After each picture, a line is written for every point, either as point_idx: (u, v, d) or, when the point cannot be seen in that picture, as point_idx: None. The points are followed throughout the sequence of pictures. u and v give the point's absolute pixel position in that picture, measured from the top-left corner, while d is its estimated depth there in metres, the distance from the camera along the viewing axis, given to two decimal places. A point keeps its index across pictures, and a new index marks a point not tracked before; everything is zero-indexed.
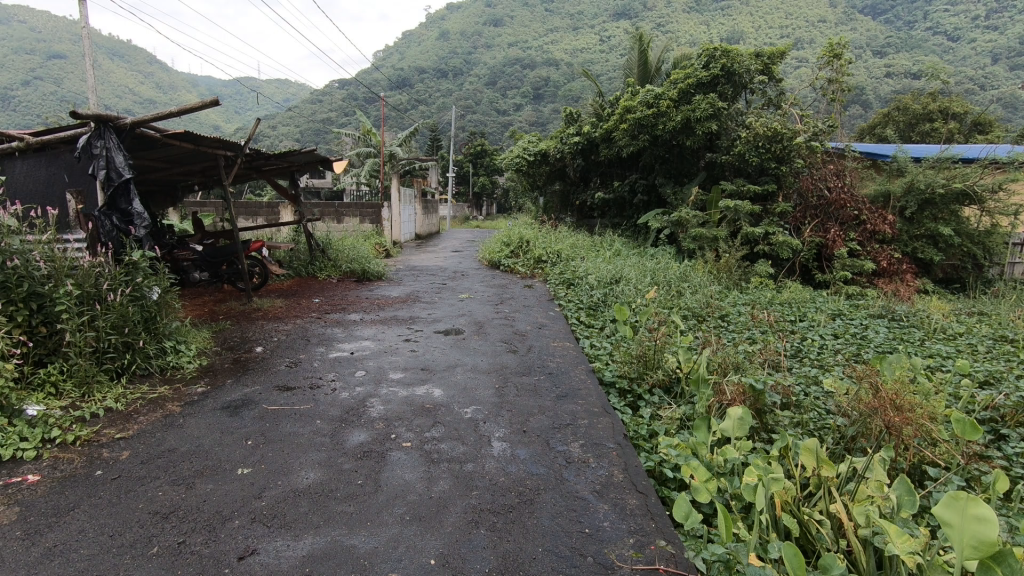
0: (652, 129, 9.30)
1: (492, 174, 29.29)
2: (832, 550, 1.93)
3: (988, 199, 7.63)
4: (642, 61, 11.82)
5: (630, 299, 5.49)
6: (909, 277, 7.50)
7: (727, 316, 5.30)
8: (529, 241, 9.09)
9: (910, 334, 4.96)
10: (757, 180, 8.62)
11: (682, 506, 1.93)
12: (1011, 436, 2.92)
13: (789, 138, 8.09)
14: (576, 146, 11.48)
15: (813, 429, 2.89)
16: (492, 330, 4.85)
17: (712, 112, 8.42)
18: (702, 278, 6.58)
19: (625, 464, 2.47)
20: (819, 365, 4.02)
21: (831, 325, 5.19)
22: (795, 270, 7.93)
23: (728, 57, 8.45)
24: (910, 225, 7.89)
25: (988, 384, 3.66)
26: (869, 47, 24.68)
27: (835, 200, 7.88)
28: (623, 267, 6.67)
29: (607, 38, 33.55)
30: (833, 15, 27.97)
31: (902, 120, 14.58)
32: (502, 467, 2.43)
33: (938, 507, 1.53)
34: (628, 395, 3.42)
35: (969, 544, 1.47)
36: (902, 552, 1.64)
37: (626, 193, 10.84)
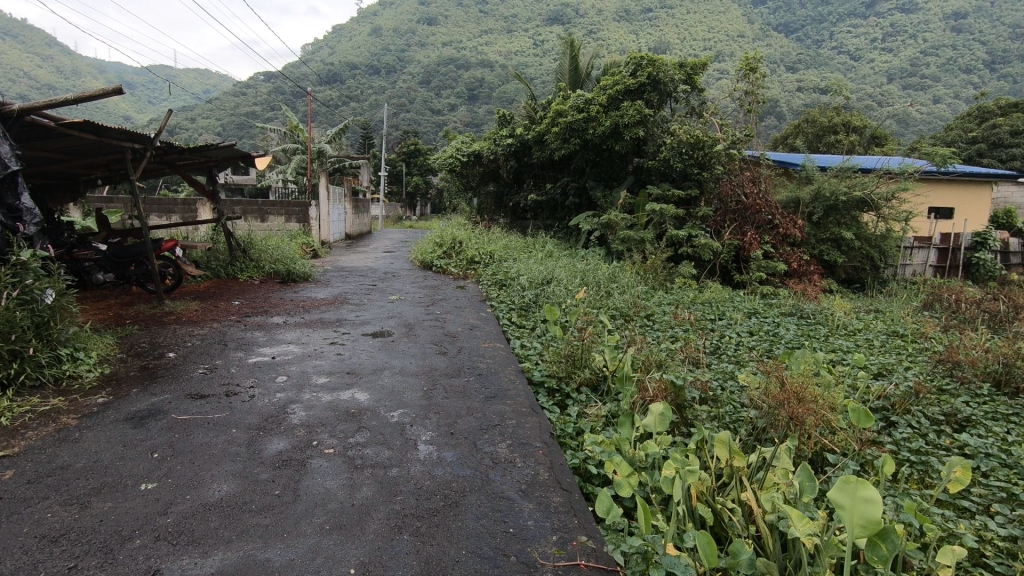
0: (583, 133, 9.51)
1: (425, 173, 28.96)
2: (743, 536, 2.04)
3: (883, 206, 8.33)
4: (572, 66, 12.07)
5: (560, 299, 5.60)
6: (816, 278, 8.08)
7: (652, 316, 5.50)
8: (462, 241, 9.08)
9: (816, 330, 5.33)
10: (681, 185, 9.00)
11: (604, 501, 1.97)
12: (899, 423, 3.21)
13: (709, 146, 8.61)
14: (508, 148, 11.55)
15: (729, 421, 3.05)
16: (423, 332, 4.81)
17: (639, 118, 8.79)
18: (630, 278, 6.79)
19: (551, 462, 2.51)
20: (735, 361, 4.26)
21: (747, 323, 5.50)
22: (715, 271, 8.32)
23: (654, 66, 8.86)
24: (817, 230, 8.50)
25: (881, 375, 3.99)
26: (782, 62, 26.38)
27: (751, 206, 8.34)
28: (554, 268, 6.77)
29: (540, 42, 34.16)
30: (750, 32, 29.85)
31: (811, 131, 15.69)
32: (428, 470, 2.40)
33: (833, 491, 1.66)
34: (557, 394, 3.49)
35: (859, 523, 1.61)
36: (802, 534, 1.77)
37: (558, 195, 11.02)
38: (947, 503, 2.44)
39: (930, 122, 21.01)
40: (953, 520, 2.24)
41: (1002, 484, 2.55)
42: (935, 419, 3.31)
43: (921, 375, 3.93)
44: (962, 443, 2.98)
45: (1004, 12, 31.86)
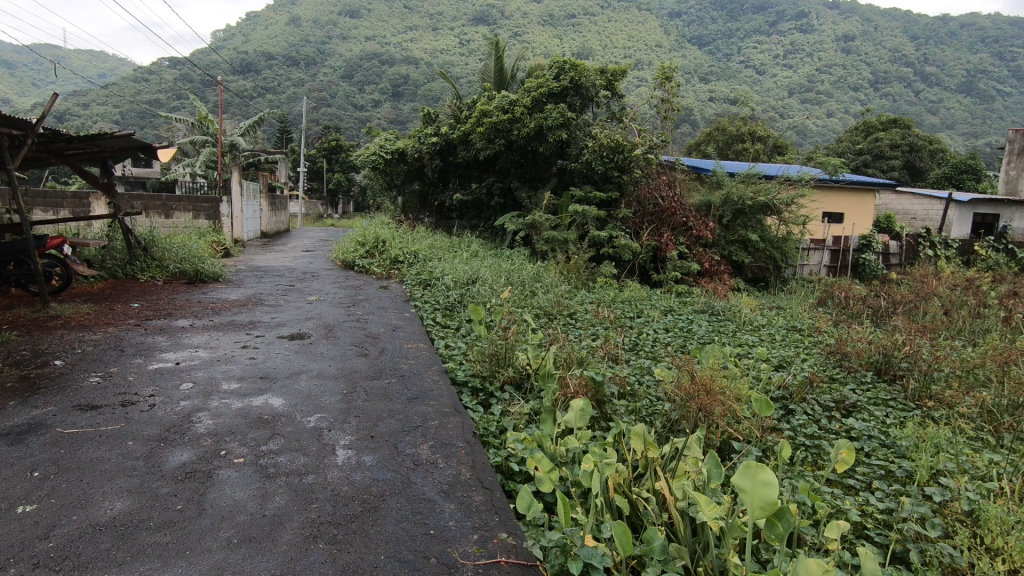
0: (508, 134, 9.59)
1: (348, 170, 28.08)
2: (656, 524, 2.14)
3: (784, 211, 9.00)
4: (497, 67, 12.14)
5: (484, 299, 5.62)
6: (725, 277, 8.59)
7: (574, 314, 5.64)
8: (385, 241, 8.88)
9: (725, 326, 5.68)
10: (603, 188, 9.27)
11: (525, 497, 1.99)
12: (796, 410, 3.48)
13: (629, 150, 8.94)
14: (433, 147, 11.42)
15: (645, 415, 3.18)
16: (343, 334, 4.66)
17: (562, 121, 9.03)
18: (554, 278, 6.91)
19: (473, 461, 2.51)
20: (652, 357, 4.45)
21: (663, 320, 5.76)
22: (634, 271, 8.63)
23: (576, 71, 9.14)
24: (727, 232, 9.04)
25: (781, 366, 4.31)
26: (696, 72, 27.83)
27: (667, 208, 8.72)
28: (479, 268, 6.77)
29: (465, 41, 34.11)
30: (667, 43, 31.31)
31: (721, 139, 16.67)
32: (346, 476, 2.33)
33: (736, 476, 1.77)
34: (480, 394, 3.50)
35: (759, 505, 1.73)
36: (709, 518, 1.88)
37: (483, 195, 11.02)
38: (836, 482, 2.67)
39: (824, 134, 22.93)
40: (840, 498, 2.45)
41: (880, 462, 2.83)
42: (826, 406, 3.61)
43: (815, 366, 4.28)
44: (850, 427, 3.27)
45: (884, 37, 35.40)
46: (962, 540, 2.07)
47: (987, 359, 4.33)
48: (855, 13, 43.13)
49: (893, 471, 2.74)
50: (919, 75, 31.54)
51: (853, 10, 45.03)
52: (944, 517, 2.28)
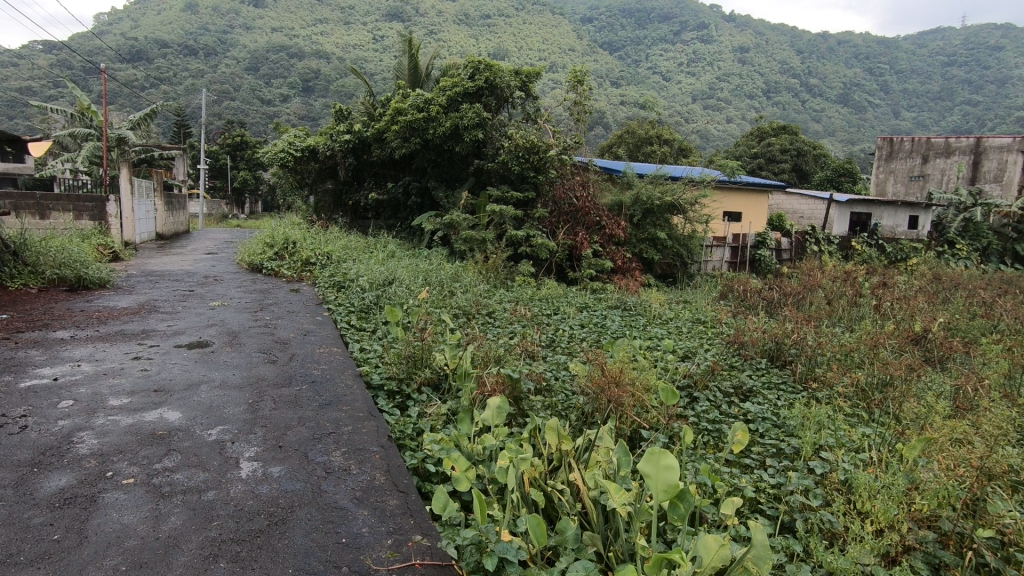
0: (423, 133, 9.48)
1: (254, 168, 26.54)
2: (571, 513, 2.21)
3: (689, 210, 9.55)
4: (412, 65, 11.98)
5: (401, 300, 5.53)
6: (637, 274, 8.97)
7: (493, 312, 5.68)
8: (296, 242, 8.48)
9: (636, 321, 5.95)
10: (519, 188, 9.39)
11: (440, 497, 2.02)
12: (700, 397, 3.70)
13: (544, 151, 9.14)
14: (346, 145, 11.06)
15: (560, 408, 3.25)
16: (249, 340, 4.41)
17: (478, 121, 9.13)
18: (472, 278, 6.90)
19: (388, 465, 2.47)
20: (568, 352, 4.57)
21: (578, 316, 5.93)
22: (552, 270, 8.80)
23: (491, 71, 9.28)
24: (637, 230, 9.46)
25: (687, 356, 4.57)
26: (608, 76, 28.82)
27: (581, 208, 9.05)
28: (395, 269, 6.65)
29: (379, 37, 33.39)
30: (579, 48, 32.26)
31: (631, 141, 17.41)
32: (251, 489, 2.21)
33: (642, 463, 1.90)
34: (397, 396, 3.44)
35: (662, 488, 1.86)
36: (619, 504, 1.97)
37: (399, 194, 10.80)
38: (734, 462, 2.88)
39: (724, 138, 24.54)
40: (738, 476, 2.64)
41: (772, 441, 3.07)
42: (726, 392, 3.88)
43: (717, 355, 4.57)
44: (746, 411, 3.53)
45: (774, 50, 38.45)
46: (839, 507, 2.29)
47: (860, 343, 4.83)
48: (748, 26, 46.50)
49: (782, 448, 2.98)
50: (805, 86, 34.49)
51: (746, 23, 48.56)
52: (825, 487, 2.51)
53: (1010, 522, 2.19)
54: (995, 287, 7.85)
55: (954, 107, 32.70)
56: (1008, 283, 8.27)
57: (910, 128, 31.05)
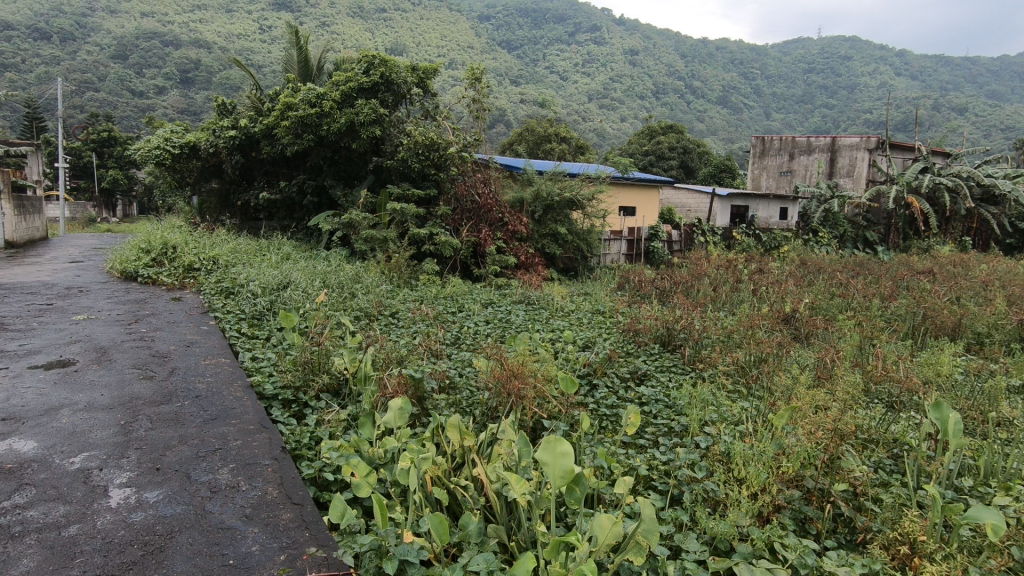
0: (317, 129, 9.09)
1: (126, 167, 24.02)
2: (474, 508, 2.23)
3: (587, 205, 9.92)
4: (302, 58, 11.43)
5: (297, 304, 5.26)
6: (540, 268, 9.17)
7: (396, 313, 5.57)
8: (176, 246, 7.80)
9: (540, 315, 6.09)
10: (420, 185, 9.27)
11: (337, 506, 1.95)
12: (599, 384, 3.86)
13: (443, 148, 9.09)
14: (231, 141, 10.31)
15: (465, 405, 3.25)
16: (122, 356, 4.01)
17: (375, 117, 8.90)
18: (373, 278, 6.72)
19: (281, 478, 2.35)
20: (472, 349, 4.59)
21: (483, 313, 5.97)
22: (456, 267, 8.76)
23: (386, 67, 9.14)
24: (539, 226, 9.67)
25: (587, 346, 4.75)
26: (507, 74, 29.16)
27: (483, 205, 9.11)
28: (290, 272, 6.30)
29: (266, 27, 31.50)
30: (477, 46, 32.39)
31: (531, 139, 17.72)
32: (123, 518, 2.02)
33: (539, 452, 1.96)
34: (293, 405, 3.27)
35: (559, 474, 1.94)
36: (519, 494, 2.02)
37: (293, 194, 10.25)
38: (630, 443, 3.03)
39: (618, 137, 25.71)
40: (633, 456, 2.79)
41: (664, 421, 3.28)
42: (623, 377, 4.09)
43: (614, 344, 4.79)
44: (641, 394, 3.73)
45: (660, 54, 40.82)
46: (719, 476, 2.50)
47: (739, 325, 5.27)
48: (637, 30, 48.95)
49: (672, 427, 3.19)
50: (689, 88, 36.93)
51: (635, 27, 51.13)
52: (709, 458, 2.71)
53: (859, 476, 2.50)
54: (850, 269, 8.86)
55: (814, 110, 36.51)
56: (860, 266, 9.38)
57: (779, 129, 34.28)
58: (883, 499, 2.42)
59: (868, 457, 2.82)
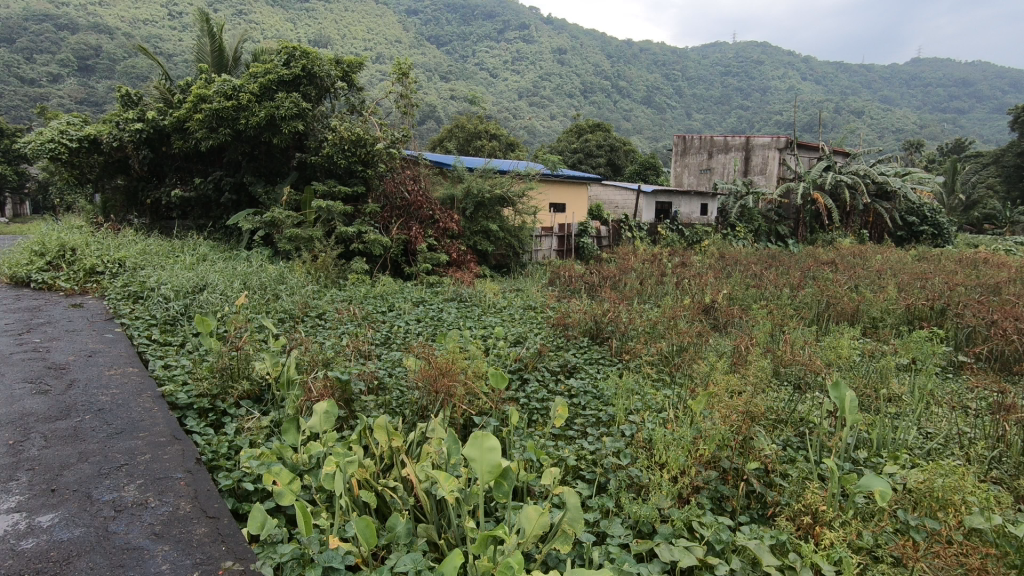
0: (234, 123, 8.62)
1: (15, 162, 21.78)
2: (403, 509, 2.20)
3: (518, 201, 10.00)
4: (215, 48, 10.80)
5: (215, 307, 4.99)
6: (472, 265, 9.17)
7: (322, 314, 5.39)
8: (75, 248, 7.18)
9: (471, 312, 6.08)
10: (347, 182, 9.01)
11: (256, 517, 1.88)
12: (529, 379, 3.91)
13: (371, 144, 8.88)
14: (137, 134, 9.57)
15: (395, 406, 3.20)
16: (10, 369, 3.65)
17: (297, 111, 8.56)
18: (298, 279, 6.48)
19: (196, 491, 2.23)
20: (401, 348, 4.53)
21: (414, 311, 5.89)
22: (387, 266, 8.58)
23: (308, 59, 8.81)
24: (470, 223, 9.66)
25: (518, 341, 4.79)
26: (437, 70, 28.87)
27: (413, 202, 8.99)
28: (206, 273, 5.95)
29: (176, 13, 29.46)
30: (405, 41, 31.80)
31: (461, 136, 17.60)
32: (10, 546, 1.85)
33: (466, 448, 1.97)
34: (210, 414, 3.11)
35: (486, 469, 1.96)
36: (448, 492, 2.01)
37: (210, 191, 9.65)
38: (559, 435, 3.10)
39: (548, 134, 26.07)
40: (562, 448, 2.84)
41: (592, 412, 3.37)
42: (553, 370, 4.17)
43: (545, 338, 4.87)
44: (570, 387, 3.82)
45: (587, 54, 41.73)
46: (642, 462, 2.60)
47: (663, 316, 5.50)
48: (564, 30, 49.71)
49: (600, 417, 3.29)
50: (615, 87, 37.99)
51: (562, 26, 51.97)
52: (634, 445, 2.81)
53: (768, 453, 2.68)
54: (764, 261, 9.43)
55: (731, 111, 38.55)
56: (772, 258, 10.00)
57: (699, 128, 35.94)
58: (790, 474, 2.60)
59: (777, 436, 3.02)
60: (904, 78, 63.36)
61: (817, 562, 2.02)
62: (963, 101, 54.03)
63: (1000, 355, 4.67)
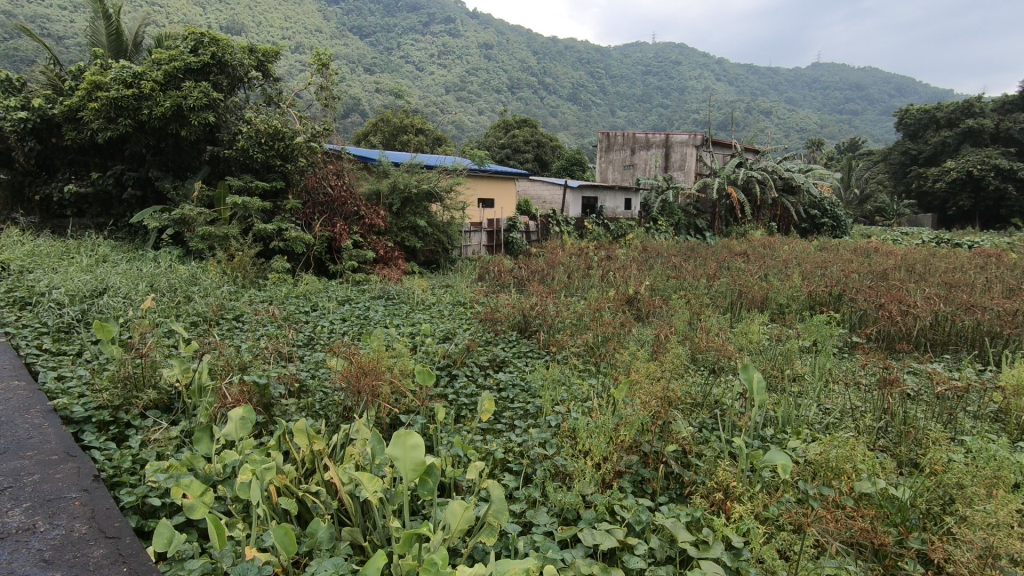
0: (136, 113, 7.99)
1: None
2: (326, 514, 2.14)
3: (445, 197, 9.92)
4: (112, 31, 9.96)
5: (118, 312, 4.63)
6: (400, 262, 9.01)
7: (240, 316, 5.12)
8: None
9: (399, 309, 5.97)
10: (265, 177, 8.60)
11: (163, 533, 1.76)
12: (458, 375, 3.90)
13: (289, 137, 8.51)
14: (21, 124, 8.62)
15: (318, 408, 3.11)
16: None
17: (207, 102, 8.06)
18: (212, 279, 6.12)
19: (93, 511, 2.08)
20: (325, 348, 4.39)
21: (339, 310, 5.72)
22: (310, 264, 8.26)
23: (218, 47, 8.32)
24: (397, 219, 9.48)
25: (447, 337, 4.76)
26: (361, 62, 28.11)
27: (337, 198, 8.69)
28: (106, 275, 5.50)
29: None
30: (325, 31, 30.71)
31: (387, 130, 17.21)
32: None
33: (390, 448, 1.94)
34: (112, 426, 2.88)
35: (409, 467, 1.94)
36: (371, 493, 1.97)
37: (109, 186, 8.88)
38: (487, 430, 3.11)
39: (476, 129, 26.06)
40: (490, 441, 2.86)
41: (520, 404, 3.40)
42: (482, 365, 4.17)
43: (474, 333, 4.87)
44: (499, 380, 3.84)
45: (514, 50, 42.01)
46: (566, 451, 2.66)
47: (588, 308, 5.64)
48: (491, 25, 49.74)
49: (527, 409, 3.33)
50: (541, 84, 38.50)
51: (488, 21, 51.98)
52: (559, 435, 2.87)
53: (685, 436, 2.82)
54: (683, 253, 9.86)
55: (652, 109, 40.01)
56: (691, 250, 10.48)
57: (623, 125, 37.08)
58: (704, 454, 2.75)
59: (694, 419, 3.18)
60: (806, 80, 68.16)
61: (727, 535, 2.15)
62: (857, 104, 58.78)
63: (888, 335, 5.14)
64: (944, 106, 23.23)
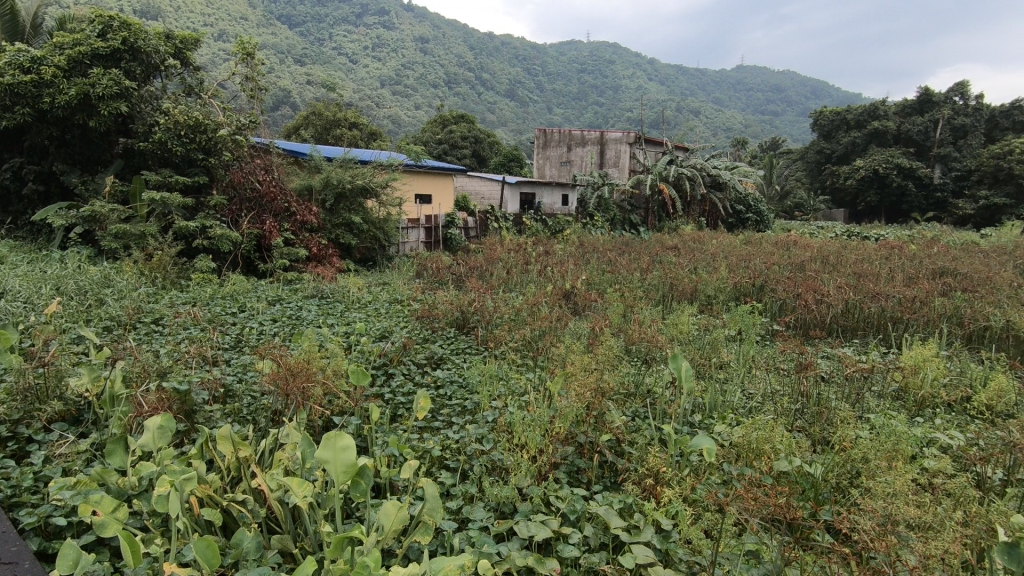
0: (36, 101, 7.33)
1: None
2: (252, 523, 2.05)
3: (380, 192, 9.71)
4: (6, 10, 9.09)
5: (17, 318, 4.24)
6: (334, 260, 8.75)
7: (160, 319, 4.83)
8: None
9: (333, 308, 5.80)
10: (186, 172, 8.12)
11: (67, 554, 1.62)
12: (395, 373, 3.84)
13: (212, 130, 8.08)
14: None
15: (246, 413, 2.98)
16: None
17: (118, 91, 7.50)
18: (128, 281, 5.73)
19: None
20: (254, 350, 4.20)
21: (269, 311, 5.49)
22: (238, 263, 7.88)
23: (130, 32, 7.76)
24: (331, 216, 9.20)
25: (383, 336, 4.68)
26: (290, 52, 27.05)
27: (266, 193, 8.33)
28: (4, 278, 5.03)
29: None
30: (252, 18, 29.35)
31: (319, 123, 16.64)
32: None
33: (319, 450, 1.87)
34: (10, 443, 2.64)
35: (341, 469, 1.88)
36: (301, 498, 1.90)
37: (6, 181, 8.13)
38: (424, 428, 3.09)
39: (413, 124, 25.67)
40: (427, 439, 2.84)
41: (457, 401, 3.39)
42: (419, 363, 4.13)
43: (411, 331, 4.81)
44: (436, 377, 3.81)
45: (450, 44, 41.66)
46: (503, 445, 2.68)
47: (527, 303, 5.69)
48: (426, 19, 49.12)
49: (465, 405, 3.32)
50: (478, 79, 38.38)
51: (424, 15, 51.28)
52: (496, 430, 2.89)
53: (618, 425, 2.91)
54: (619, 248, 10.11)
55: (588, 106, 40.77)
56: (625, 245, 10.77)
57: (560, 122, 37.56)
58: (636, 442, 2.84)
59: (627, 408, 3.29)
60: (732, 82, 71.43)
61: (657, 518, 2.24)
62: (778, 105, 62.16)
63: (804, 322, 5.49)
64: (853, 108, 24.99)
